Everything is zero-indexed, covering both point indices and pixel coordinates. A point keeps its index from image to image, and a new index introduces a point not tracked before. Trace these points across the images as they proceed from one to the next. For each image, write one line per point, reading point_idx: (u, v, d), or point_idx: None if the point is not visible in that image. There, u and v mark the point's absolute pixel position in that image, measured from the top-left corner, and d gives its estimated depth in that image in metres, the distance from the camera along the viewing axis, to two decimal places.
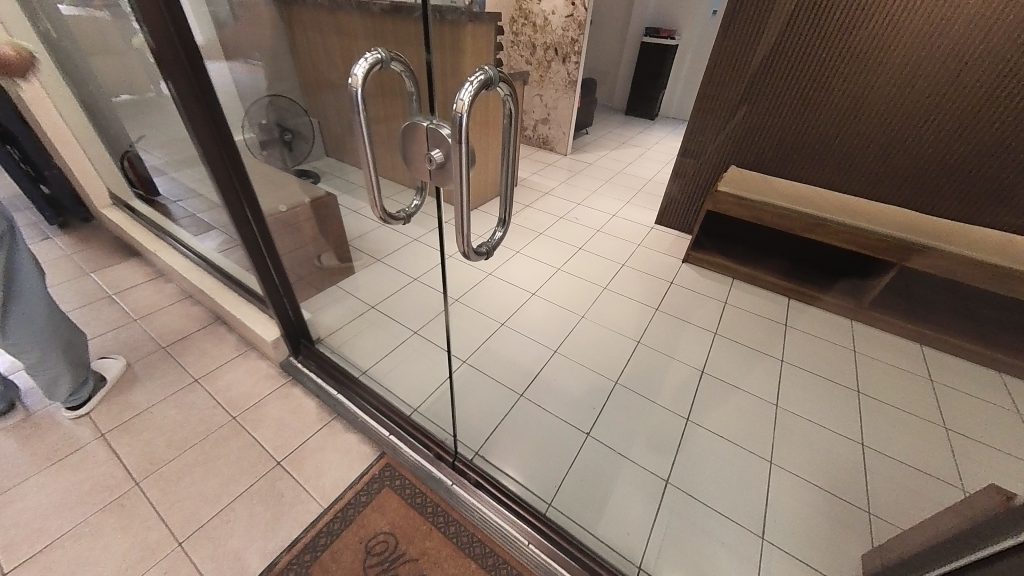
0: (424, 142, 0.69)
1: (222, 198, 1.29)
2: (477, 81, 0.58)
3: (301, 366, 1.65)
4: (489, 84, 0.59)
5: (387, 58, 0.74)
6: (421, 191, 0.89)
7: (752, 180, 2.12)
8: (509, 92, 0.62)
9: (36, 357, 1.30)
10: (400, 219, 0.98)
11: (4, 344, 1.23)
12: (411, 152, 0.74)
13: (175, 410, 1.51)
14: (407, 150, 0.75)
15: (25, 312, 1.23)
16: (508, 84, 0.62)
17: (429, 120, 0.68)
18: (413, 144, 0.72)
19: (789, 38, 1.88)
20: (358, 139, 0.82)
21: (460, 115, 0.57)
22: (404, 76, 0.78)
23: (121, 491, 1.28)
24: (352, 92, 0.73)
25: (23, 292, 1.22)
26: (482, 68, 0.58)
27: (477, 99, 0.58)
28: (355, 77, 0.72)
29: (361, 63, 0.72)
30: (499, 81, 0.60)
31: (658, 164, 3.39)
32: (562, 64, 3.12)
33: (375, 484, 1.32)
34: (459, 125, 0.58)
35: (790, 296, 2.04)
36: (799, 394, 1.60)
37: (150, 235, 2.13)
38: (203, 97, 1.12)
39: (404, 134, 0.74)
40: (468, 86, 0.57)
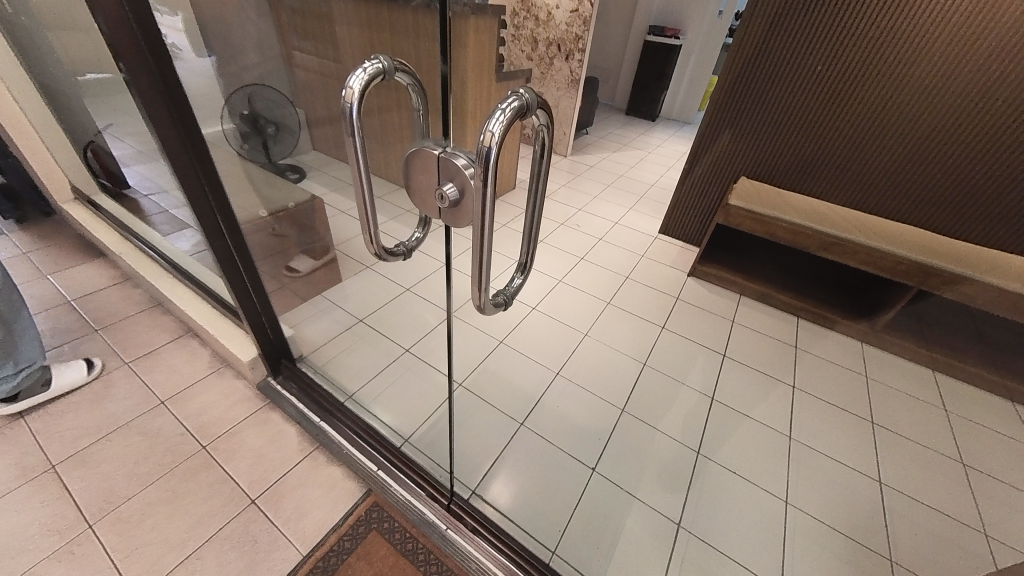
0: (434, 174, 0.57)
1: (193, 208, 1.15)
2: (510, 108, 0.47)
3: (280, 389, 1.52)
4: (524, 111, 0.48)
5: (391, 67, 0.61)
6: (424, 222, 0.76)
7: (764, 193, 2.03)
8: (544, 119, 0.52)
9: None
10: (398, 252, 0.83)
11: None
12: (418, 183, 0.61)
13: (138, 437, 1.35)
14: (411, 179, 0.63)
15: None
16: (544, 110, 0.51)
17: (441, 147, 0.57)
18: (420, 174, 0.60)
19: (808, 44, 1.78)
20: (350, 164, 0.67)
21: (488, 148, 0.46)
22: (410, 89, 0.65)
23: (73, 534, 1.13)
24: (344, 107, 0.59)
25: None
26: (518, 91, 0.48)
27: (509, 129, 0.47)
28: (350, 89, 0.58)
29: (358, 73, 0.58)
30: (536, 108, 0.49)
31: (662, 169, 3.27)
32: (565, 62, 2.98)
33: (361, 527, 1.20)
34: (486, 160, 0.47)
35: (800, 315, 1.96)
36: (814, 425, 1.52)
37: (116, 235, 1.94)
38: (168, 94, 0.97)
39: (409, 161, 0.61)
40: (499, 113, 0.46)
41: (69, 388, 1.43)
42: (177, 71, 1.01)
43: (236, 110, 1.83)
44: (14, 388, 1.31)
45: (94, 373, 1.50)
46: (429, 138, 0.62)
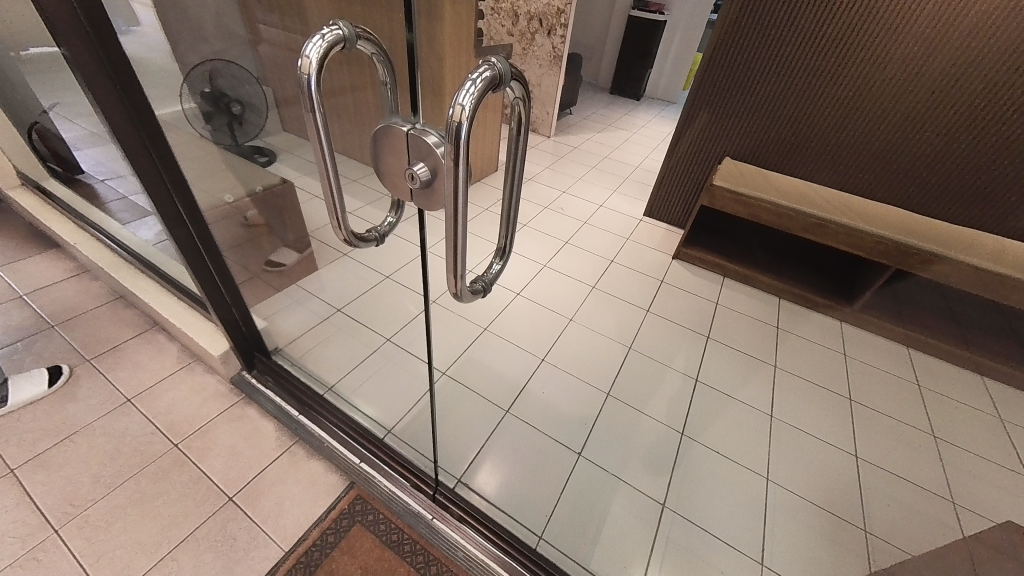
0: (403, 153, 0.52)
1: (148, 193, 1.06)
2: (482, 79, 0.42)
3: (257, 383, 1.46)
4: (498, 82, 0.43)
5: (353, 35, 0.55)
6: (397, 206, 0.70)
7: (748, 174, 2.01)
8: (520, 93, 0.47)
9: None
10: (372, 238, 0.77)
11: None
12: (387, 164, 0.56)
13: (104, 438, 1.28)
14: (380, 160, 0.58)
15: None
16: (520, 83, 0.47)
17: (410, 123, 0.52)
18: (389, 155, 0.55)
19: (794, 22, 1.73)
20: (312, 145, 0.61)
21: (460, 124, 0.42)
22: (375, 61, 0.59)
23: (37, 540, 1.08)
24: (302, 82, 0.53)
25: None
26: (489, 60, 0.43)
27: (482, 103, 0.43)
28: (307, 59, 0.52)
29: (315, 41, 0.52)
30: (510, 80, 0.45)
31: (646, 150, 3.24)
32: (547, 37, 2.87)
33: (344, 522, 1.17)
34: (457, 137, 0.42)
35: (782, 296, 1.98)
36: (796, 403, 1.55)
37: (70, 224, 1.82)
38: (114, 70, 0.88)
39: (376, 140, 0.56)
40: (469, 83, 0.41)
41: (28, 401, 1.33)
42: (123, 40, 0.92)
43: (196, 89, 1.72)
44: None
45: (58, 386, 1.38)
46: (396, 114, 0.56)
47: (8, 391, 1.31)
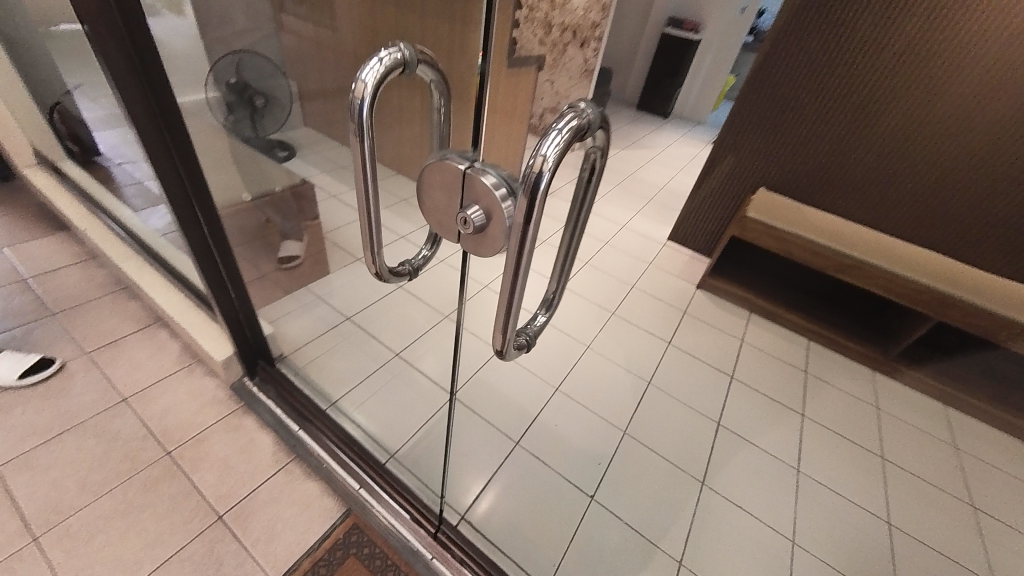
0: (456, 193, 0.46)
1: (165, 193, 1.01)
2: (569, 128, 0.36)
3: (257, 392, 1.38)
4: (584, 132, 0.38)
5: (414, 58, 0.48)
6: (435, 239, 0.61)
7: (783, 207, 1.92)
8: (602, 141, 0.41)
9: None
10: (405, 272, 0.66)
11: None
12: (434, 202, 0.50)
13: (94, 439, 1.22)
14: (426, 196, 0.51)
15: None
16: (604, 131, 0.41)
17: (467, 161, 0.46)
18: (439, 193, 0.49)
19: (846, 53, 1.65)
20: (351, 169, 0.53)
21: (539, 176, 0.36)
22: (431, 88, 0.52)
23: (15, 549, 1.02)
24: (353, 107, 0.46)
25: None
26: (578, 106, 0.38)
27: (566, 153, 0.37)
28: (361, 82, 0.45)
29: (372, 64, 0.45)
30: (597, 128, 0.39)
31: (672, 171, 3.15)
32: (579, 50, 2.79)
33: (337, 553, 1.10)
34: (534, 189, 0.37)
35: (812, 336, 1.89)
36: (824, 456, 1.45)
37: (81, 208, 1.77)
38: (140, 63, 0.83)
39: (423, 173, 0.50)
40: (555, 133, 0.36)
41: None
42: (152, 28, 0.85)
43: (222, 79, 1.66)
44: None
45: (27, 382, 1.30)
46: (450, 148, 0.51)
47: None
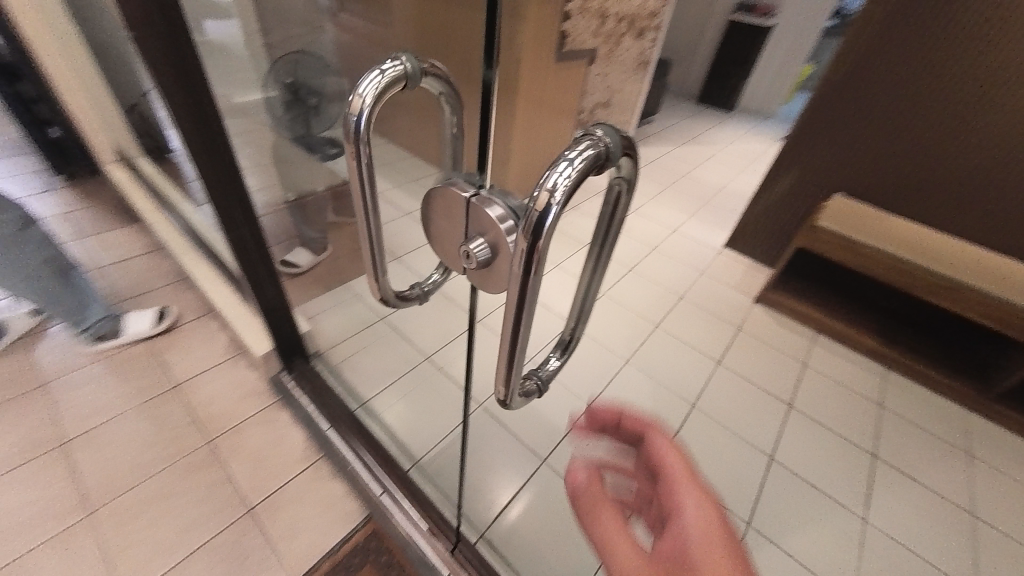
0: (461, 223, 0.41)
1: (209, 195, 1.03)
2: (584, 158, 0.29)
3: (292, 387, 1.42)
4: (602, 163, 0.30)
5: (419, 70, 0.41)
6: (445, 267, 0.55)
7: (862, 216, 1.69)
8: (629, 170, 0.34)
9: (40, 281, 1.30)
10: (417, 296, 0.62)
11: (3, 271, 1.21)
12: (438, 229, 0.45)
13: (147, 422, 1.31)
14: (431, 222, 0.46)
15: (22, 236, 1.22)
16: (632, 159, 0.33)
17: (474, 186, 0.41)
18: (443, 220, 0.43)
19: (954, 40, 1.40)
20: (353, 189, 0.48)
21: (543, 213, 0.30)
22: (441, 100, 0.46)
23: (72, 520, 1.11)
24: (350, 121, 0.41)
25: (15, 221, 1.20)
26: (597, 129, 0.30)
27: (580, 186, 0.30)
28: (358, 95, 0.40)
29: (371, 76, 0.40)
30: (620, 157, 0.31)
31: (734, 170, 2.91)
32: (636, 40, 2.58)
33: (356, 558, 1.11)
34: (535, 230, 0.30)
35: (889, 364, 1.66)
36: (899, 507, 1.26)
37: (151, 202, 1.91)
38: (182, 70, 0.84)
39: (429, 197, 0.44)
40: (564, 163, 0.29)
41: (137, 339, 1.50)
42: (193, 35, 0.86)
43: (279, 78, 1.60)
44: (96, 332, 1.46)
45: (162, 327, 1.55)
46: (458, 171, 0.45)
47: (125, 325, 1.51)
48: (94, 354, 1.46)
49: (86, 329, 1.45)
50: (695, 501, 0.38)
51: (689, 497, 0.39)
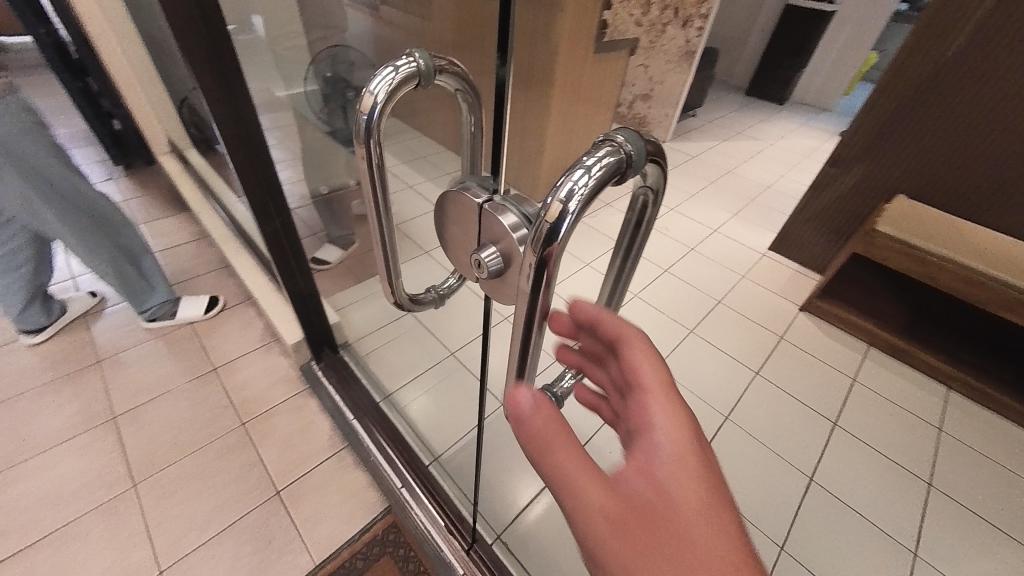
0: (474, 230, 0.39)
1: (244, 188, 1.06)
2: (602, 165, 0.25)
3: (321, 376, 1.45)
4: (623, 170, 0.27)
5: (434, 66, 0.39)
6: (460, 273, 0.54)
7: (929, 220, 1.53)
8: (656, 177, 0.30)
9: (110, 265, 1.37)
10: (433, 299, 0.60)
11: (80, 252, 1.29)
12: (452, 234, 0.43)
13: (187, 402, 1.38)
14: (444, 226, 0.44)
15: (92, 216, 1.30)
16: (660, 165, 0.29)
17: (488, 193, 0.38)
18: (456, 226, 0.41)
19: None
20: (369, 190, 0.47)
21: (555, 226, 0.26)
22: (457, 98, 0.42)
23: (118, 491, 1.18)
24: (361, 119, 0.39)
25: (84, 201, 1.27)
26: (619, 133, 0.27)
27: (598, 197, 0.27)
28: (369, 93, 0.38)
29: (384, 73, 0.37)
30: (644, 164, 0.28)
31: (783, 167, 2.73)
32: (681, 29, 2.45)
33: (375, 548, 1.13)
34: (545, 245, 0.27)
35: (952, 384, 1.51)
36: (957, 543, 1.15)
37: (198, 192, 2.00)
38: (220, 66, 0.86)
39: (442, 201, 0.42)
40: (580, 169, 0.25)
41: (189, 321, 1.59)
42: (231, 32, 0.87)
43: (319, 74, 1.60)
44: (152, 312, 1.55)
45: (212, 314, 1.63)
46: (475, 175, 0.43)
47: (178, 306, 1.60)
48: (148, 332, 1.56)
49: (142, 310, 1.53)
50: (668, 417, 0.27)
51: (664, 410, 0.27)
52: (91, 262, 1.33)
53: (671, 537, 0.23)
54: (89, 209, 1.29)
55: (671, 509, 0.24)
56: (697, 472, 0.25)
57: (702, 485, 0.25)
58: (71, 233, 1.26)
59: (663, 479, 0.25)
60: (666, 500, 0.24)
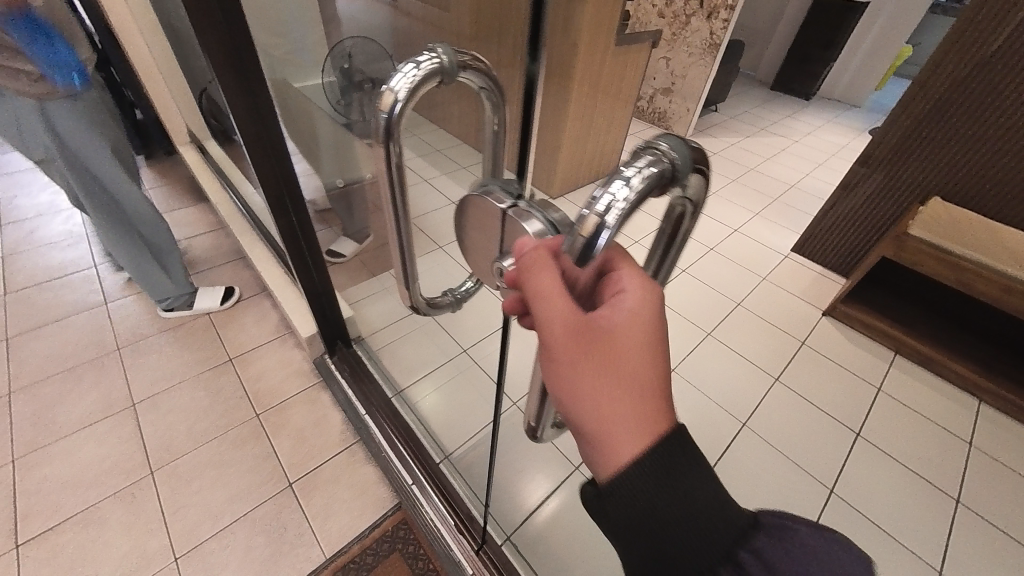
0: (497, 235, 0.37)
1: (260, 182, 1.05)
2: (644, 176, 0.23)
3: (334, 369, 1.46)
4: (665, 179, 0.24)
5: (456, 62, 0.36)
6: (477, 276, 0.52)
7: (967, 221, 1.46)
8: (699, 188, 0.27)
9: (135, 250, 1.39)
10: (449, 302, 0.59)
11: (107, 234, 1.33)
12: (473, 239, 0.41)
13: (203, 392, 1.40)
14: (465, 230, 0.42)
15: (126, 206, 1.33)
16: (704, 174, 0.27)
17: (512, 198, 0.37)
18: (477, 231, 0.40)
19: None
20: (386, 191, 0.46)
21: (591, 239, 0.24)
22: (481, 96, 0.40)
23: (136, 477, 1.20)
24: (380, 117, 0.38)
25: (122, 193, 1.30)
26: (664, 141, 0.24)
27: (638, 209, 0.24)
28: (389, 90, 0.36)
29: (405, 69, 0.36)
30: (689, 173, 0.25)
31: (808, 166, 2.64)
32: (705, 21, 2.38)
33: (385, 544, 1.13)
34: (579, 261, 0.26)
35: (983, 396, 1.45)
36: (986, 562, 1.10)
37: (216, 183, 2.02)
38: (238, 58, 0.85)
39: (463, 204, 0.41)
40: (619, 179, 0.23)
41: (205, 311, 1.61)
42: (250, 25, 0.86)
43: (336, 65, 1.57)
44: (169, 303, 1.57)
45: (228, 305, 1.64)
46: (498, 177, 0.41)
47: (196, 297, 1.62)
48: (167, 321, 1.59)
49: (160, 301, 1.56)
50: (636, 288, 0.32)
51: (632, 279, 0.32)
52: (116, 244, 1.36)
53: (599, 345, 0.30)
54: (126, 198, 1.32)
55: (607, 334, 0.31)
56: (649, 329, 0.31)
57: (641, 331, 0.31)
58: (103, 219, 1.29)
59: (613, 318, 0.31)
60: (607, 328, 0.31)
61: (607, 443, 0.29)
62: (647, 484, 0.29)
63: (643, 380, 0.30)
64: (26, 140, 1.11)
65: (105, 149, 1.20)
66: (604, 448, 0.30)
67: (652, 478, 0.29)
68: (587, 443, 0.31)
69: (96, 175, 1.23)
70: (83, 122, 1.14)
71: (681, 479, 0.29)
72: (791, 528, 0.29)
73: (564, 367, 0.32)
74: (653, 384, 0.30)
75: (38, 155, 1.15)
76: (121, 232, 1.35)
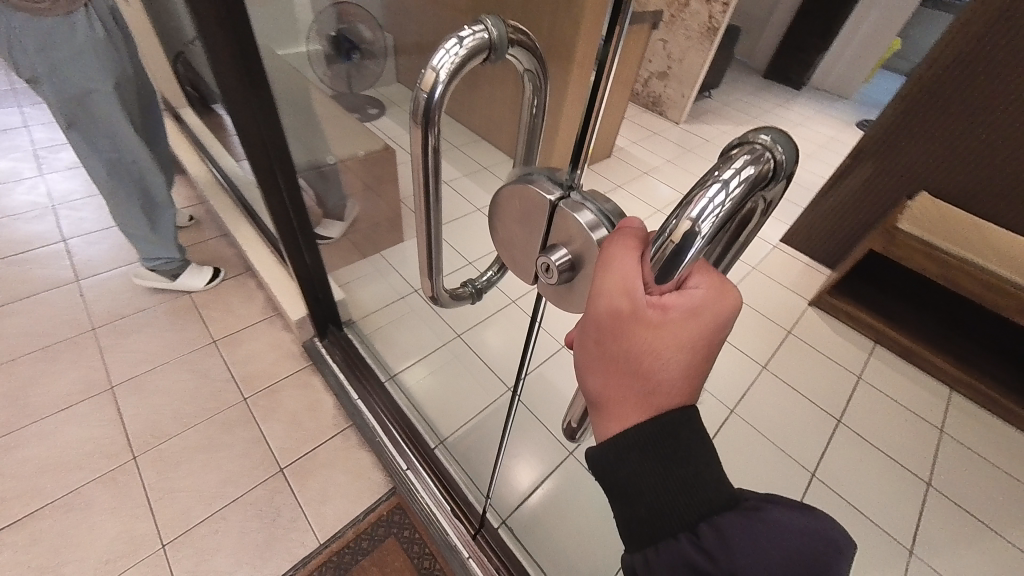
0: (545, 226, 0.37)
1: (251, 156, 1.00)
2: (741, 180, 0.25)
3: (325, 353, 1.42)
4: (758, 184, 0.26)
5: (506, 40, 0.34)
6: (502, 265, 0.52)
7: (955, 218, 1.51)
8: (777, 193, 0.29)
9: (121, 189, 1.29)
10: (467, 292, 0.58)
11: (94, 166, 1.22)
12: (512, 231, 0.41)
13: (189, 374, 1.35)
14: (502, 221, 0.42)
15: (114, 139, 1.21)
16: (784, 180, 0.29)
17: (562, 189, 0.37)
18: (519, 223, 0.40)
19: None
20: (415, 176, 0.43)
21: (683, 244, 0.26)
22: (523, 79, 0.39)
23: (120, 462, 1.16)
24: (419, 98, 0.35)
25: (115, 128, 1.19)
26: (763, 144, 0.26)
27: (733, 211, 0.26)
28: (432, 69, 0.33)
29: (447, 46, 0.33)
30: (778, 178, 0.27)
31: None
32: None
33: (380, 529, 1.13)
34: (665, 267, 0.27)
35: (956, 386, 1.53)
36: (952, 541, 1.18)
37: (195, 155, 1.91)
38: (232, 22, 0.78)
39: (501, 194, 0.40)
40: (719, 185, 0.25)
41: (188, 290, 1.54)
42: None
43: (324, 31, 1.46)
44: (154, 263, 1.48)
45: (212, 284, 1.58)
46: (538, 167, 0.41)
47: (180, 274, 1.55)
48: (147, 300, 1.51)
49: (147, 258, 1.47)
50: (702, 296, 0.29)
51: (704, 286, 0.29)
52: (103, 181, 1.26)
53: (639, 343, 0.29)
54: (117, 133, 1.20)
55: (653, 335, 0.29)
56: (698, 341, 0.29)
57: (688, 343, 0.29)
58: (89, 151, 1.19)
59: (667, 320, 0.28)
60: (657, 329, 0.28)
61: (608, 419, 0.32)
62: (641, 464, 0.32)
63: (660, 387, 0.30)
64: (18, 56, 1.04)
65: (100, 83, 1.11)
66: (600, 420, 0.33)
67: (643, 456, 0.32)
68: (588, 408, 0.35)
69: (88, 110, 1.14)
70: (79, 50, 1.06)
71: (670, 465, 0.32)
72: (764, 509, 0.31)
73: (592, 346, 0.32)
74: (672, 390, 0.30)
75: (30, 74, 1.07)
76: (110, 174, 1.25)
